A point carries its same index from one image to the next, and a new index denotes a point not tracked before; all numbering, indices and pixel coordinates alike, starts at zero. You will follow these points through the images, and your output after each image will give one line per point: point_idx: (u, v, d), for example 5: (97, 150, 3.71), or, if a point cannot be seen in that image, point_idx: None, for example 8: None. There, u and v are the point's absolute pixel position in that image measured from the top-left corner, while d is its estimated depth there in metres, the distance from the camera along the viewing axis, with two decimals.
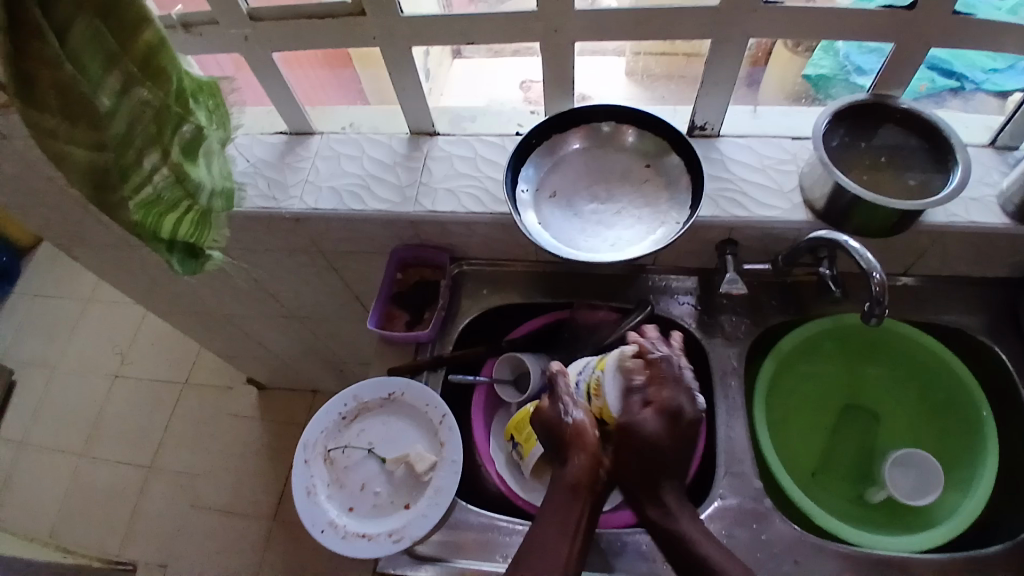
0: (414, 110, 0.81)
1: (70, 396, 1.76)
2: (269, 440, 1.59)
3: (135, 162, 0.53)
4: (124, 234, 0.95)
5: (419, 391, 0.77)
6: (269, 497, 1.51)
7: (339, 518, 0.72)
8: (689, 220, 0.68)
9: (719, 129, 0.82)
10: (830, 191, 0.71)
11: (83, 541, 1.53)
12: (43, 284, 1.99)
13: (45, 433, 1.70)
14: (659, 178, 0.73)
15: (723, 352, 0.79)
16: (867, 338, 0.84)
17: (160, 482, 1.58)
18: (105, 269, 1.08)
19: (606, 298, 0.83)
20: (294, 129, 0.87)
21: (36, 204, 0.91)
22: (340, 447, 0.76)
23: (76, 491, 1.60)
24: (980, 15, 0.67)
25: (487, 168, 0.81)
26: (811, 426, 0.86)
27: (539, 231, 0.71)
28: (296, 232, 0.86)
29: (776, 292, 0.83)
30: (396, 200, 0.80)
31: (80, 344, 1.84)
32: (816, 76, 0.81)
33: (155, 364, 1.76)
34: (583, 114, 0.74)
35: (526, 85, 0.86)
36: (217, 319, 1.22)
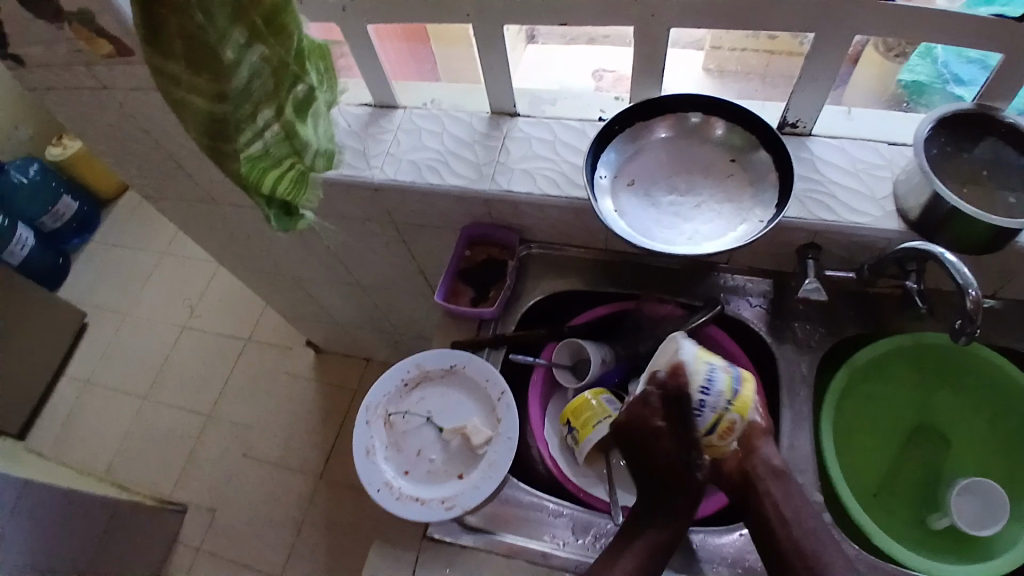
0: (497, 88, 0.81)
1: (141, 342, 1.86)
2: (319, 402, 1.64)
3: (250, 116, 0.55)
4: (210, 191, 0.99)
5: (479, 366, 0.78)
6: (316, 456, 1.57)
7: (394, 480, 0.74)
8: (774, 218, 0.66)
9: (812, 127, 0.78)
10: (927, 201, 0.67)
11: (143, 479, 1.62)
12: (123, 235, 2.10)
13: (115, 374, 1.81)
14: (745, 173, 0.71)
15: (792, 359, 0.77)
16: (939, 358, 0.78)
17: (217, 430, 1.66)
18: (188, 224, 1.14)
19: (674, 293, 0.82)
20: (379, 100, 0.88)
21: (133, 157, 0.97)
22: (401, 413, 0.78)
23: (140, 431, 1.70)
24: None
25: (566, 151, 0.80)
26: (875, 445, 0.83)
27: (615, 218, 0.69)
28: (372, 201, 0.89)
29: (854, 304, 0.79)
30: (472, 176, 0.81)
31: (153, 294, 1.95)
32: (911, 83, 0.79)
33: (219, 319, 1.84)
34: (670, 102, 0.72)
35: (599, 74, 0.88)
36: (285, 280, 1.26)
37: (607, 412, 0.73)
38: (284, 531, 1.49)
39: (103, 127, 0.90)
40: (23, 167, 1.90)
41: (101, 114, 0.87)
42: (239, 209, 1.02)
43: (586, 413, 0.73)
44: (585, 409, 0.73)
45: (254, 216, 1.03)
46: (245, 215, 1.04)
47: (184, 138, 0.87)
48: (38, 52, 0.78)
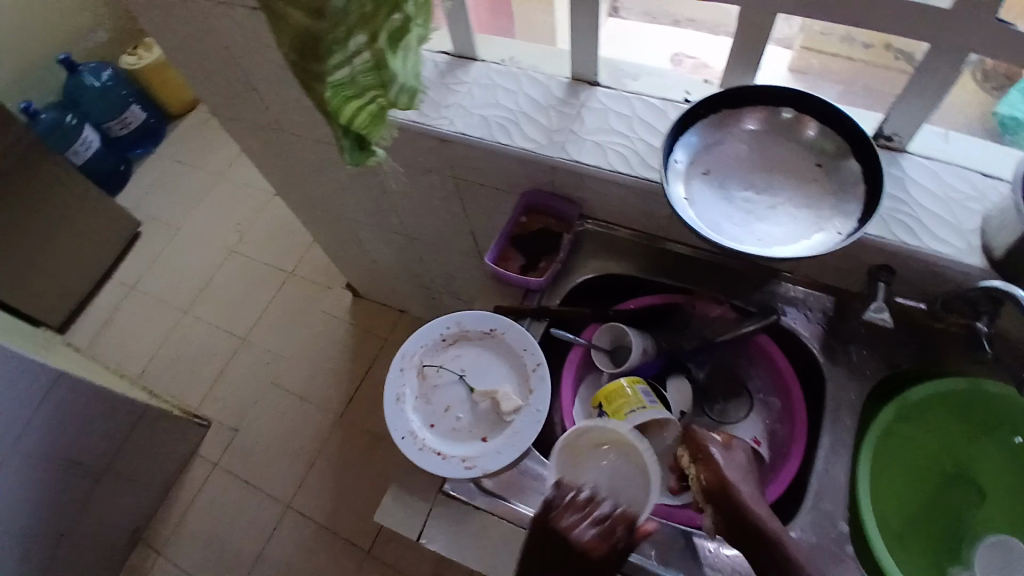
0: (582, 54, 0.78)
1: (187, 257, 1.91)
2: (348, 344, 1.67)
3: (344, 39, 0.51)
4: (279, 118, 1.00)
5: (519, 334, 0.78)
6: (337, 395, 1.60)
7: (419, 431, 0.74)
8: (854, 232, 0.62)
9: (907, 143, 0.73)
10: (1018, 241, 0.62)
11: (173, 388, 1.69)
12: (185, 151, 2.15)
13: (160, 284, 1.88)
14: (830, 180, 0.67)
15: (841, 382, 0.74)
16: (990, 407, 0.73)
17: (248, 354, 1.70)
18: (253, 148, 1.15)
19: (729, 294, 0.79)
20: (459, 51, 0.87)
21: (210, 73, 0.98)
22: (435, 366, 0.79)
23: (176, 342, 1.76)
24: None
25: (642, 129, 0.77)
26: (905, 484, 0.77)
27: (684, 206, 0.66)
28: (436, 152, 0.88)
29: (916, 337, 0.75)
30: (541, 141, 0.79)
31: (205, 213, 1.99)
32: (1009, 118, 0.73)
33: (265, 247, 1.88)
34: (762, 93, 0.68)
35: (677, 58, 0.84)
36: (335, 219, 1.27)
37: (641, 403, 0.70)
38: (297, 460, 1.53)
39: (186, 38, 0.91)
40: (97, 71, 1.95)
41: (187, 25, 0.88)
42: (305, 141, 1.03)
43: (619, 398, 0.70)
44: (620, 396, 0.71)
45: (317, 150, 1.04)
46: (309, 147, 1.04)
47: (263, 61, 0.88)
48: None
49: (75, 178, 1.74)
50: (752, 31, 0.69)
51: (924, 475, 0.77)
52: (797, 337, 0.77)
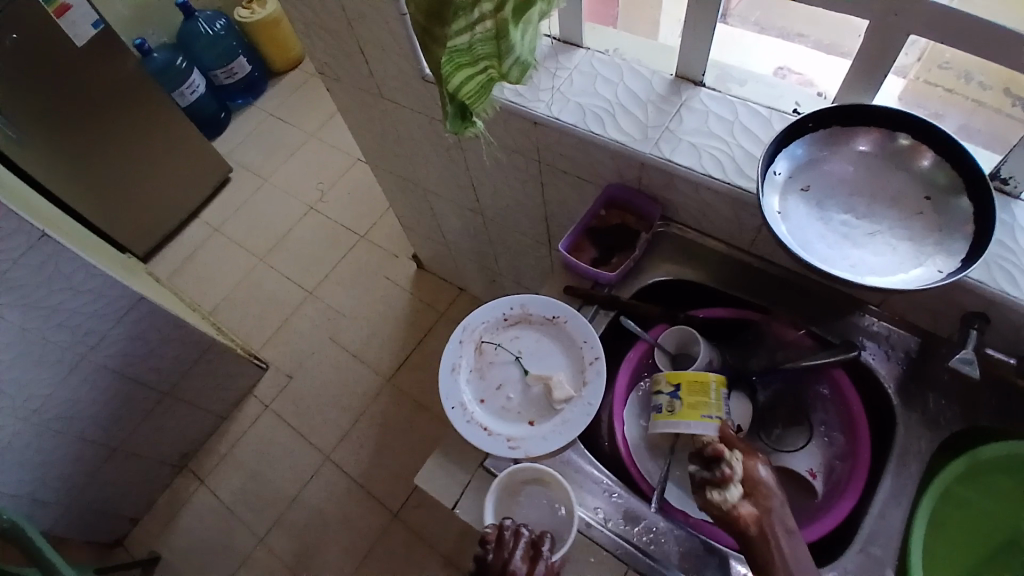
0: (692, 54, 0.77)
1: (269, 207, 2.01)
2: (407, 313, 1.71)
3: (470, 5, 0.52)
4: (380, 83, 1.03)
5: (581, 326, 0.78)
6: (389, 360, 1.65)
7: (470, 403, 0.76)
8: (958, 273, 0.58)
9: (1023, 190, 0.68)
10: None
11: (239, 328, 1.78)
12: (281, 107, 2.25)
13: (241, 229, 1.98)
14: (938, 216, 0.63)
15: (914, 429, 0.70)
16: None
17: (311, 307, 1.78)
18: (349, 110, 1.19)
19: (809, 320, 0.76)
20: (565, 36, 0.87)
21: (323, 32, 1.01)
22: (494, 343, 0.80)
23: (248, 285, 1.86)
24: None
25: (742, 137, 0.75)
26: (955, 542, 0.72)
27: (777, 219, 0.64)
28: (527, 134, 0.88)
29: (1001, 395, 0.71)
30: (635, 136, 0.78)
31: (292, 168, 2.08)
32: None
33: (342, 208, 1.95)
34: (877, 115, 0.65)
35: (781, 72, 0.81)
36: (415, 189, 1.30)
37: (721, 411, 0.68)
38: (342, 416, 1.59)
39: None
40: (211, 20, 2.05)
41: None
42: (400, 109, 1.06)
43: (700, 397, 0.68)
44: (702, 393, 0.68)
45: (411, 119, 1.06)
46: (404, 115, 1.07)
47: (375, 25, 0.90)
48: None
49: (182, 119, 1.86)
50: (879, 48, 0.66)
51: (978, 536, 0.72)
52: (873, 374, 0.73)
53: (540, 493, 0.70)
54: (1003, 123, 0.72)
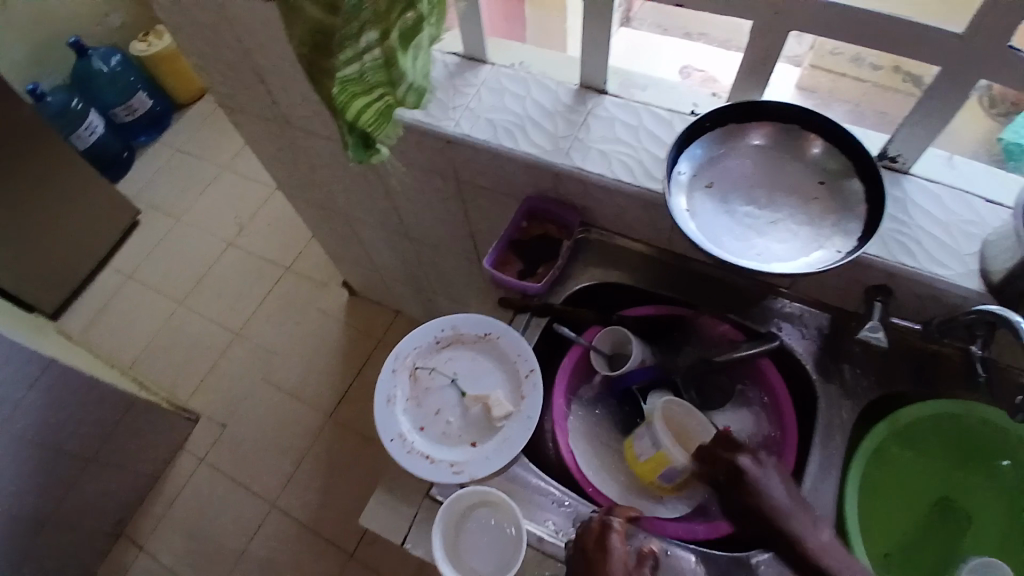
0: (592, 64, 0.79)
1: (186, 248, 1.91)
2: (343, 343, 1.66)
3: (355, 34, 0.52)
4: (285, 111, 1.00)
5: (514, 340, 0.77)
6: (330, 394, 1.59)
7: (408, 433, 0.74)
8: (855, 251, 0.62)
9: (911, 166, 0.74)
10: (1016, 266, 0.62)
11: (164, 378, 1.68)
12: (188, 141, 2.15)
13: (157, 274, 1.87)
14: (832, 200, 0.67)
15: (836, 402, 0.74)
16: (988, 437, 0.73)
17: (241, 348, 1.70)
18: (258, 141, 1.15)
19: (731, 309, 0.79)
20: (470, 52, 0.87)
21: (220, 63, 0.97)
22: (428, 369, 0.78)
23: (169, 332, 1.76)
24: None
25: (648, 141, 0.77)
26: (898, 506, 0.76)
27: (686, 218, 0.67)
28: (441, 153, 0.88)
29: (911, 359, 0.75)
30: (547, 147, 0.79)
31: (207, 204, 1.99)
32: (1015, 145, 0.74)
33: (264, 241, 1.88)
34: (766, 109, 0.69)
35: (686, 71, 0.84)
36: (336, 216, 1.27)
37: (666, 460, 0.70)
38: (285, 458, 1.53)
39: (198, 27, 0.91)
40: (106, 56, 1.94)
41: (198, 11, 0.88)
42: (310, 137, 1.03)
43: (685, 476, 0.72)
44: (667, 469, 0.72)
45: (323, 147, 1.04)
46: (315, 143, 1.04)
47: (274, 54, 0.88)
48: None
49: (79, 163, 1.74)
50: (764, 47, 0.69)
51: (916, 500, 0.77)
52: (793, 354, 0.77)
53: (488, 514, 0.70)
54: (897, 100, 0.78)
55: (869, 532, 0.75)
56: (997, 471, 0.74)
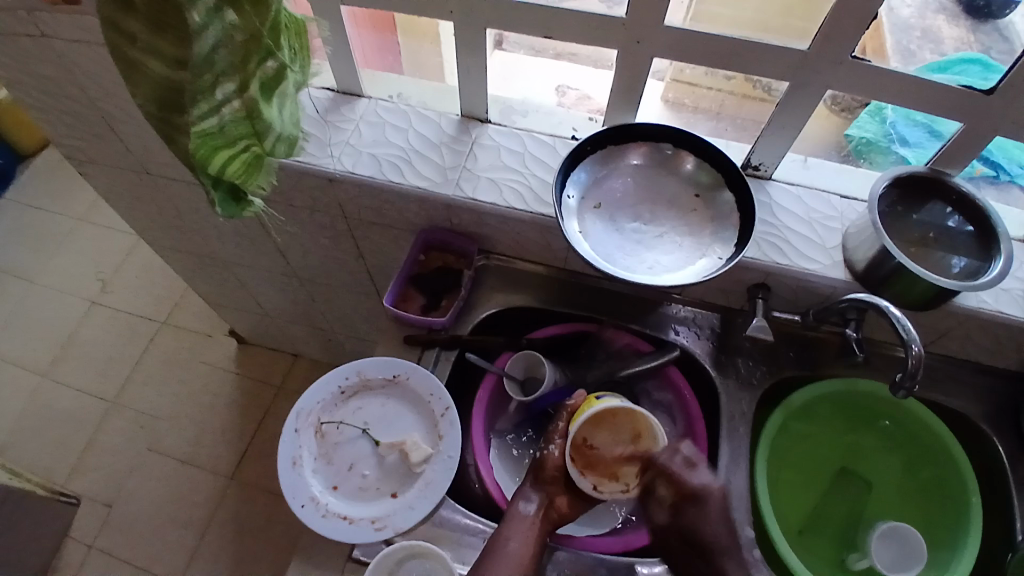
0: (472, 93, 0.79)
1: (41, 313, 1.69)
2: (240, 397, 1.54)
3: (209, 88, 0.48)
4: (142, 159, 0.91)
5: (424, 378, 0.75)
6: (231, 454, 1.47)
7: (322, 495, 0.70)
8: (734, 257, 0.66)
9: (772, 172, 0.80)
10: (874, 255, 0.69)
11: (30, 465, 1.46)
12: (32, 194, 1.91)
13: (8, 346, 1.63)
14: (708, 210, 0.72)
15: (736, 395, 0.78)
16: (862, 402, 0.80)
17: (121, 418, 1.52)
18: (115, 192, 1.04)
19: (631, 320, 0.82)
20: (345, 87, 0.84)
21: (58, 112, 0.87)
22: (335, 422, 0.74)
23: (29, 412, 1.54)
24: (989, 161, 0.77)
25: (534, 166, 0.79)
26: (803, 484, 0.82)
27: (579, 239, 0.68)
28: (324, 192, 0.83)
29: (795, 345, 0.81)
30: (436, 179, 0.78)
31: (62, 261, 1.77)
32: (859, 139, 0.80)
33: (136, 297, 1.70)
34: (639, 130, 0.72)
35: (561, 90, 0.85)
36: (216, 264, 1.18)
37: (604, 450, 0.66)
38: (187, 532, 1.38)
39: (27, 73, 0.81)
40: None
41: (27, 58, 0.78)
42: (176, 184, 0.94)
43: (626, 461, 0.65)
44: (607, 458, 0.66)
45: (192, 194, 0.96)
46: (181, 190, 0.96)
47: (125, 101, 0.80)
48: None
49: None
50: (632, 71, 0.72)
51: (818, 474, 0.82)
52: (692, 355, 0.81)
53: (419, 565, 0.65)
54: (756, 108, 0.80)
55: (784, 516, 0.80)
56: (875, 431, 0.82)
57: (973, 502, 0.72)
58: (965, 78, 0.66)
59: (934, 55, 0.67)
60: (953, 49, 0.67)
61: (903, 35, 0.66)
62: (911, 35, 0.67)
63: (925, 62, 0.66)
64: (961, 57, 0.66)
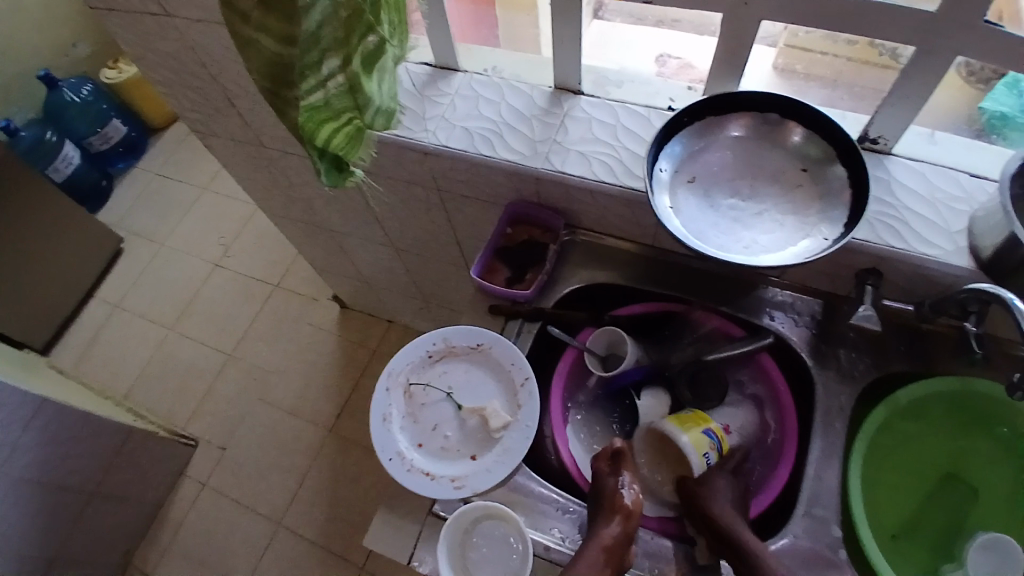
0: (565, 65, 0.78)
1: (171, 272, 1.89)
2: (338, 357, 1.65)
3: (316, 63, 0.51)
4: (258, 132, 0.99)
5: (507, 348, 0.77)
6: (329, 409, 1.58)
7: (408, 451, 0.74)
8: (840, 239, 0.62)
9: (893, 146, 0.73)
10: (1003, 242, 0.62)
11: (161, 405, 1.66)
12: (166, 165, 2.12)
13: (145, 300, 1.85)
14: (814, 187, 0.67)
15: (833, 387, 0.73)
16: (976, 404, 0.73)
17: (236, 369, 1.69)
18: (235, 164, 1.14)
19: (722, 300, 0.79)
20: (441, 61, 0.86)
21: (187, 88, 0.95)
22: (422, 384, 0.78)
23: (161, 358, 1.74)
24: None
25: (627, 139, 0.77)
26: (901, 482, 0.77)
27: (670, 215, 0.66)
28: (418, 165, 0.86)
29: (906, 338, 0.74)
30: (526, 152, 0.78)
31: (190, 226, 1.97)
32: (993, 113, 0.72)
33: (251, 260, 1.86)
34: (742, 99, 0.68)
35: (662, 59, 0.82)
36: (320, 232, 1.26)
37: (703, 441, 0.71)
38: (288, 476, 1.52)
39: (162, 55, 0.90)
40: (75, 86, 1.92)
41: (162, 41, 0.86)
42: (285, 155, 1.01)
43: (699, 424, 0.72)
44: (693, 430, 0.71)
45: (299, 165, 1.02)
46: (290, 162, 1.03)
47: (243, 78, 0.86)
48: None
49: (60, 195, 1.72)
50: (734, 37, 0.68)
51: (919, 474, 0.77)
52: (787, 342, 0.76)
53: (494, 526, 0.69)
54: (875, 75, 0.75)
55: (876, 518, 0.75)
56: (992, 436, 0.74)
57: None
58: None
59: None
60: None
61: None
62: None
63: None
64: None
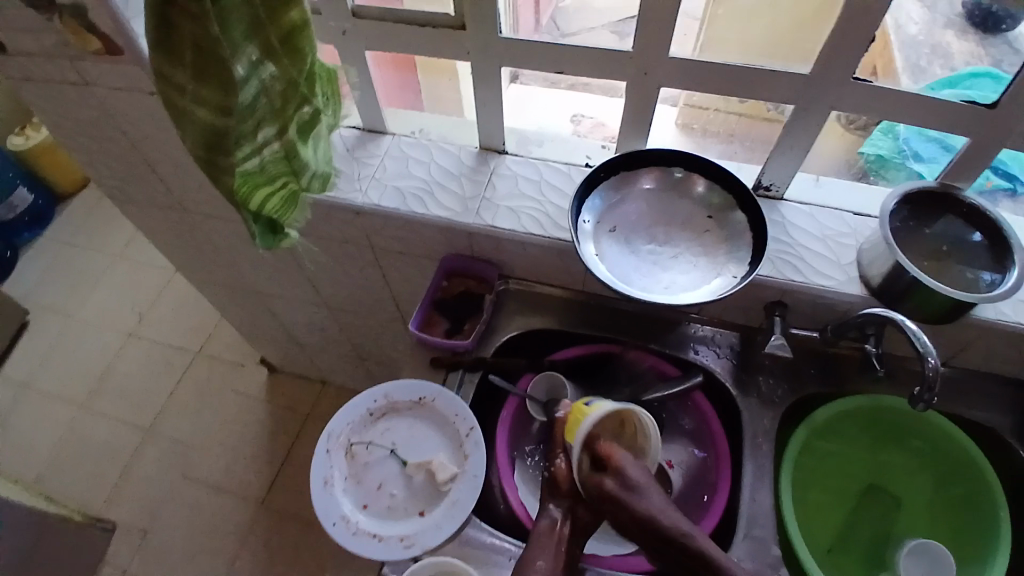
0: (489, 126, 0.83)
1: (81, 346, 1.76)
2: (269, 424, 1.58)
3: (252, 132, 0.53)
4: (181, 197, 0.97)
5: (449, 400, 0.77)
6: (261, 480, 1.50)
7: (352, 514, 0.72)
8: (748, 275, 0.68)
9: (785, 192, 0.82)
10: (888, 270, 0.70)
11: (69, 493, 1.52)
12: (74, 234, 2.00)
13: (50, 378, 1.71)
14: (721, 230, 0.74)
15: (758, 412, 0.78)
16: (887, 418, 0.80)
17: (156, 446, 1.57)
18: (154, 229, 1.10)
19: (650, 339, 0.83)
20: (369, 125, 0.89)
21: (105, 156, 0.93)
22: (364, 443, 0.77)
23: (69, 441, 1.60)
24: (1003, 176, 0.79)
25: (551, 194, 0.82)
26: (831, 501, 0.81)
27: (596, 262, 0.71)
28: (351, 225, 0.88)
29: (817, 362, 0.81)
30: (457, 209, 0.82)
31: (101, 297, 1.85)
32: (874, 157, 0.82)
33: (171, 328, 1.77)
34: (650, 157, 0.75)
35: (577, 118, 0.89)
36: (247, 295, 1.23)
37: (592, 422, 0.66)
38: (218, 558, 1.41)
39: (79, 123, 0.88)
40: None
41: (80, 110, 0.85)
42: (210, 220, 1.00)
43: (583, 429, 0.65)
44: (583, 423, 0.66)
45: (224, 229, 1.01)
46: (215, 226, 1.01)
47: (167, 144, 0.86)
48: (25, 41, 0.77)
49: None
50: (641, 100, 0.75)
51: (845, 490, 0.82)
52: (712, 373, 0.82)
53: None
54: (765, 129, 0.83)
55: (812, 535, 0.79)
56: (905, 449, 0.81)
57: (1002, 516, 0.71)
58: (974, 92, 0.68)
59: (944, 70, 0.69)
60: (963, 64, 0.69)
61: (912, 50, 0.69)
62: (920, 50, 0.69)
63: (936, 77, 0.69)
64: (971, 72, 0.69)
